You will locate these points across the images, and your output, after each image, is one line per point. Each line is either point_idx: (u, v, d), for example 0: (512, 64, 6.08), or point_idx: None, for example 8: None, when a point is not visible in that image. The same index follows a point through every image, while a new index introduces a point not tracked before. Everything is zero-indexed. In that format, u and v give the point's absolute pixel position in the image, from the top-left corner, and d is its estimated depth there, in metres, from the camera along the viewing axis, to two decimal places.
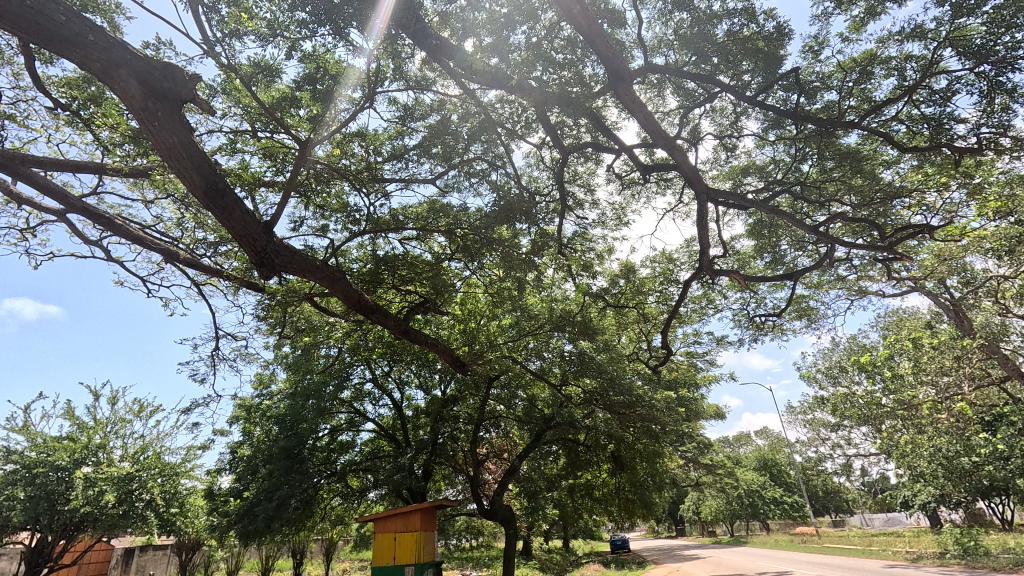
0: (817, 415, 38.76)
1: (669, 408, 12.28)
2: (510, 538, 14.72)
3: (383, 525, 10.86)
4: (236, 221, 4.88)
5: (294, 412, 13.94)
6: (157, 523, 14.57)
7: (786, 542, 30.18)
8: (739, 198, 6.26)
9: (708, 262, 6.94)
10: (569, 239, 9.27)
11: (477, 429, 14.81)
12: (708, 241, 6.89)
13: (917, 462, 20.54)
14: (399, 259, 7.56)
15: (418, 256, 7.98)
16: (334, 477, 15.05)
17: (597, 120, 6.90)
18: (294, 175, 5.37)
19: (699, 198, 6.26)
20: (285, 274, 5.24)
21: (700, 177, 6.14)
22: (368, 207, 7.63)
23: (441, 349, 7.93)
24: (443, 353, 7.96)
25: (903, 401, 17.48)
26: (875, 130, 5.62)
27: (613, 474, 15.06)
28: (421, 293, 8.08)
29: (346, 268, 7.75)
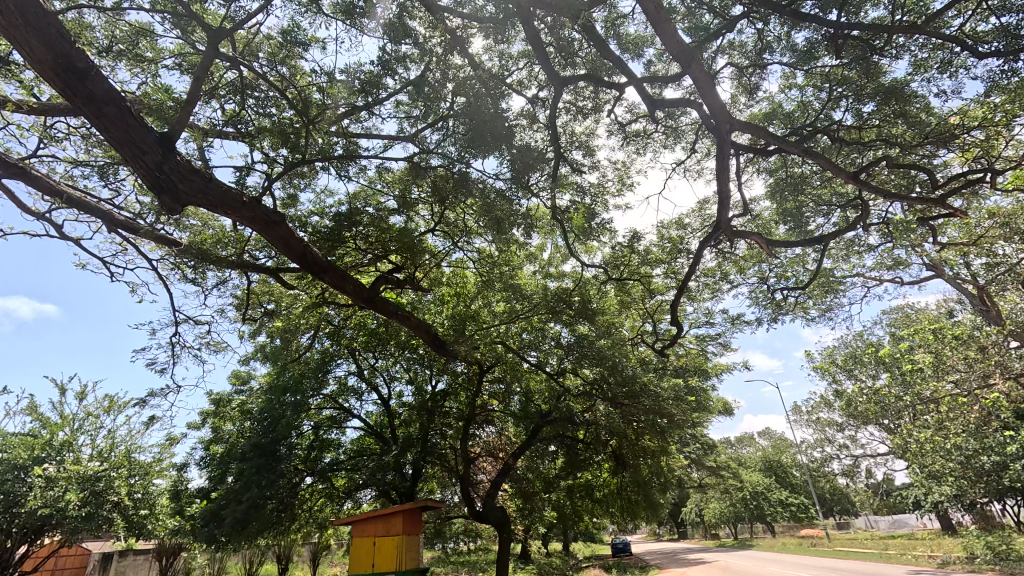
0: (825, 414, 37.79)
1: (677, 399, 11.29)
2: (504, 542, 13.72)
3: (361, 529, 9.89)
4: (115, 125, 3.93)
5: (271, 407, 12.92)
6: (125, 526, 13.55)
7: (794, 545, 29.04)
8: (768, 134, 5.05)
9: (726, 220, 5.85)
10: (565, 208, 8.30)
11: (468, 425, 13.76)
12: (727, 194, 5.77)
13: (934, 460, 19.53)
14: (366, 219, 6.61)
15: (392, 222, 7.02)
16: (314, 477, 14.02)
17: (597, 40, 5.56)
18: (193, 79, 4.42)
19: (721, 134, 5.02)
20: (188, 201, 4.36)
21: (724, 106, 4.90)
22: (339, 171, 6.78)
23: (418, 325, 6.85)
24: (420, 330, 6.88)
25: (922, 395, 16.49)
26: (943, 39, 4.56)
27: (614, 473, 14.08)
28: (396, 263, 7.14)
29: (307, 235, 6.75)
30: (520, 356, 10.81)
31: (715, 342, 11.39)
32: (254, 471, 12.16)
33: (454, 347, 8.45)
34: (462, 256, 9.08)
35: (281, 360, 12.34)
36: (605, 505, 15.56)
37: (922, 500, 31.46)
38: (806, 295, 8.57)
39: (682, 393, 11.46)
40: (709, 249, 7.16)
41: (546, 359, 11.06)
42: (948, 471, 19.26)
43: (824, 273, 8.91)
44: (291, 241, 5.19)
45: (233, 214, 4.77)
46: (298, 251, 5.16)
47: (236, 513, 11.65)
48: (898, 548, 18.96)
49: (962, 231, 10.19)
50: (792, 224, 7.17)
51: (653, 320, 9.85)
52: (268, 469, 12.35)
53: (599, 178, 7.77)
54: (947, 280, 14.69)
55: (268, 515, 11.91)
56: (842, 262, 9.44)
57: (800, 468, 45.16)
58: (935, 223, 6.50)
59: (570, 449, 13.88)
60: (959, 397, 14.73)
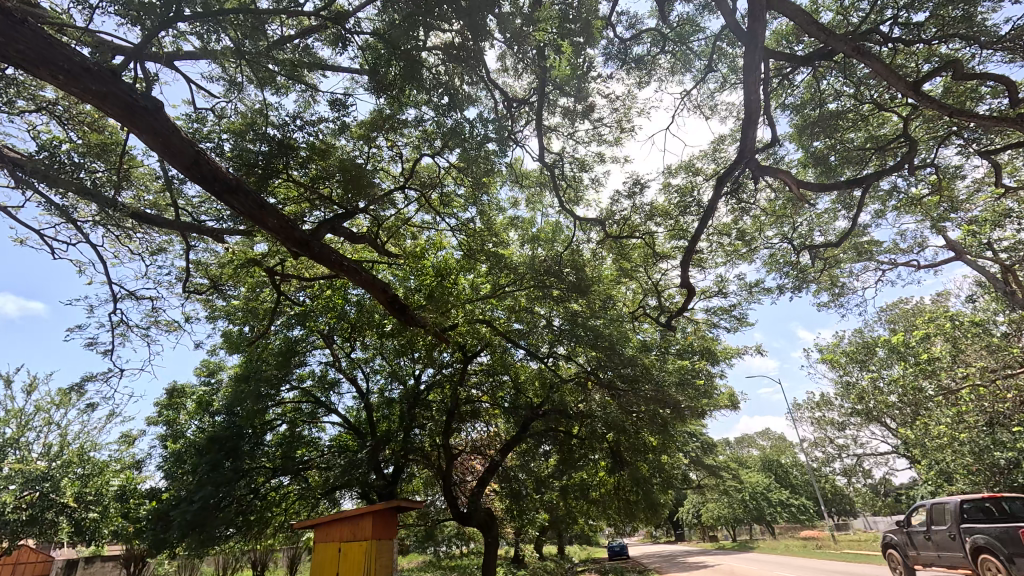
0: (825, 412, 37.02)
1: (682, 384, 10.26)
2: (490, 546, 12.52)
3: (325, 534, 8.80)
4: None
5: (234, 398, 11.72)
6: (72, 531, 12.22)
7: (798, 547, 27.99)
8: (812, 14, 4.07)
9: (752, 140, 4.76)
10: (557, 161, 7.22)
11: (451, 418, 12.58)
12: (758, 107, 4.70)
13: (947, 457, 18.54)
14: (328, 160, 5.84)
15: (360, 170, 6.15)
16: (284, 475, 12.80)
17: None
18: None
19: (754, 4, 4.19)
20: None
21: None
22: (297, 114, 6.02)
23: (366, 280, 5.38)
24: (368, 286, 5.41)
25: (938, 386, 15.57)
26: None
27: (611, 471, 13.04)
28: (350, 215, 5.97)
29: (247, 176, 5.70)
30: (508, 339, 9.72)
31: (725, 317, 10.38)
32: (214, 467, 11.02)
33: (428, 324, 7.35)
34: (443, 221, 7.99)
35: (248, 345, 11.23)
36: (602, 506, 14.49)
37: (927, 501, 30.54)
38: (831, 261, 7.53)
39: (689, 379, 10.40)
40: (724, 199, 6.08)
41: (537, 342, 10.00)
42: (962, 469, 18.29)
43: (851, 239, 7.91)
44: (154, 126, 4.07)
45: (48, 70, 3.84)
46: (160, 141, 4.03)
47: (190, 512, 10.50)
48: None
49: (996, 199, 9.23)
50: (822, 170, 6.12)
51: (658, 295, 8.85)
52: (229, 465, 11.13)
53: (596, 123, 6.75)
54: (967, 262, 13.78)
55: (227, 516, 10.75)
56: (869, 229, 8.46)
57: (800, 468, 44.19)
58: (991, 163, 5.54)
59: (564, 444, 12.98)
60: (980, 387, 13.79)
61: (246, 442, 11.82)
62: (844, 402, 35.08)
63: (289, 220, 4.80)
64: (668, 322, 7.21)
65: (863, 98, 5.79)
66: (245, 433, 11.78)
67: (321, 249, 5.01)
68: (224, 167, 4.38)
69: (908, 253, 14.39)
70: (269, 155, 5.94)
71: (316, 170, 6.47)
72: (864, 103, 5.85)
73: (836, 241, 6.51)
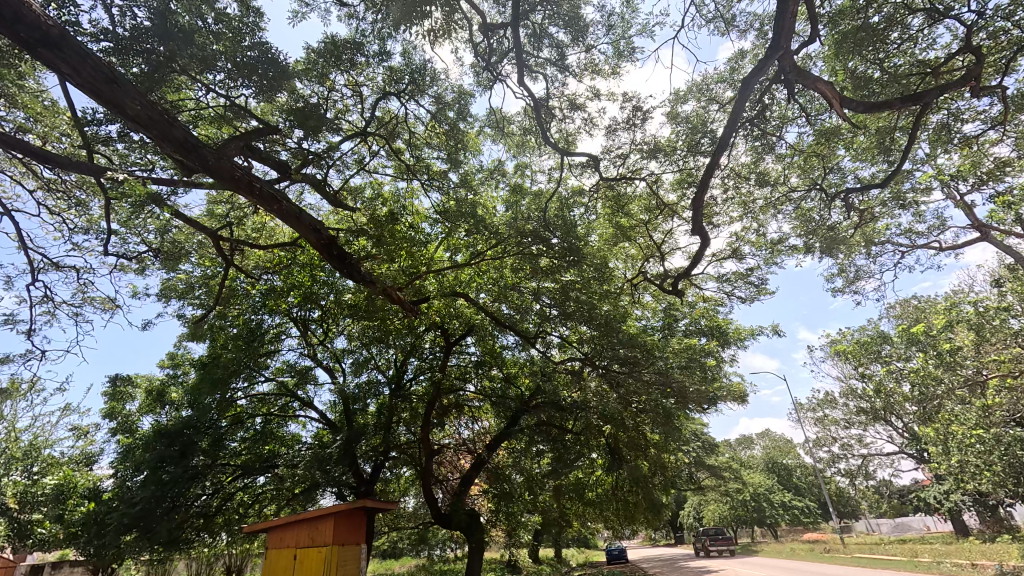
0: (829, 411, 36.06)
1: (688, 371, 9.22)
2: (475, 550, 11.39)
3: (278, 540, 7.67)
4: None
5: (192, 387, 10.62)
6: (11, 533, 11.01)
7: (804, 550, 26.93)
8: None
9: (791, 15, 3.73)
10: (546, 99, 6.20)
11: (432, 412, 11.47)
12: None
13: (967, 454, 17.55)
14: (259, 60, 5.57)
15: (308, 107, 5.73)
16: (248, 473, 11.68)
17: None
18: None
19: None
20: None
21: None
22: (236, 24, 5.50)
23: (268, 199, 4.60)
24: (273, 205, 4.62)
25: (961, 378, 14.56)
26: None
27: (609, 470, 12.04)
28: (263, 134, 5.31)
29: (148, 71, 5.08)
30: (491, 318, 8.68)
31: (742, 289, 9.35)
32: (164, 462, 9.92)
33: (392, 291, 6.36)
34: (416, 177, 6.96)
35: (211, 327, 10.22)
36: (599, 506, 13.47)
37: (937, 502, 29.59)
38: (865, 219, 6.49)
39: (698, 363, 9.42)
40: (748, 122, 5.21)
41: (525, 323, 8.96)
42: (983, 466, 17.32)
43: (884, 199, 6.89)
44: None
45: None
46: None
47: (133, 510, 9.39)
48: (930, 555, 16.49)
49: None
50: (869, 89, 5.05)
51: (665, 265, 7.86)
52: (180, 460, 9.98)
53: (591, 50, 5.78)
54: (993, 243, 12.80)
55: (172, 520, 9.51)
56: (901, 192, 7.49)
57: (804, 469, 43.16)
58: None
59: (558, 442, 11.95)
60: (1009, 376, 12.83)
61: (204, 437, 10.68)
62: (850, 400, 34.23)
63: (150, 104, 3.99)
64: (679, 286, 6.14)
65: (914, 8, 4.83)
66: (202, 427, 10.62)
67: (195, 146, 4.19)
68: (49, 19, 3.61)
69: (929, 234, 13.50)
70: (174, 54, 5.16)
71: (239, 78, 5.68)
72: (915, 14, 4.89)
73: (880, 182, 5.46)
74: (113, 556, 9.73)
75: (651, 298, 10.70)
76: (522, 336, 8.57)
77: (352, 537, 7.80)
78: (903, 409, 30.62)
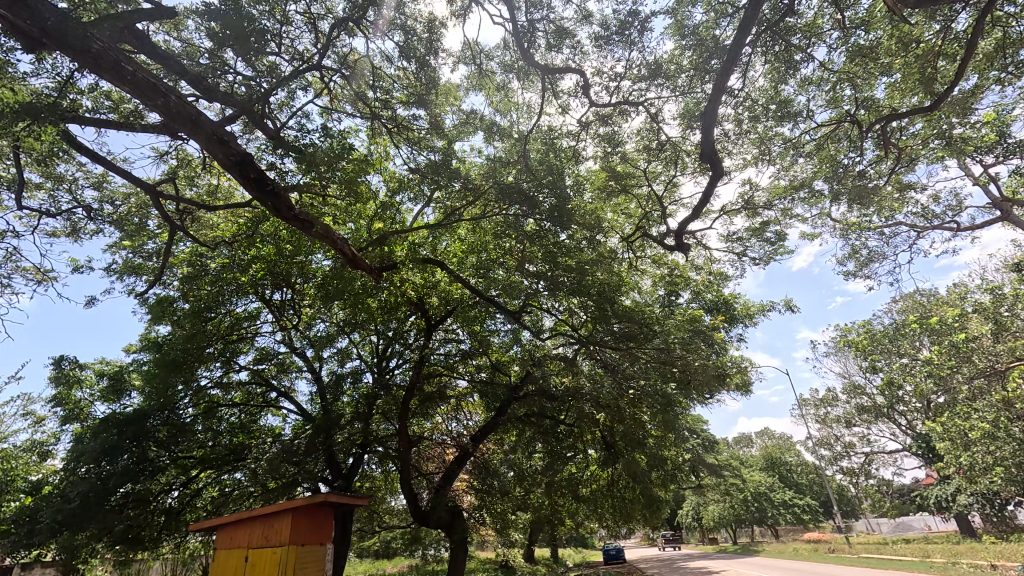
0: (832, 408, 35.29)
1: (688, 350, 8.42)
2: (456, 550, 10.56)
3: (227, 539, 6.81)
4: None
5: (146, 371, 9.75)
6: None
7: (806, 550, 26.18)
8: None
9: None
10: (530, 25, 5.43)
11: (411, 399, 10.62)
12: None
13: (980, 450, 16.80)
14: None
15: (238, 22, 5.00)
16: (213, 463, 10.88)
17: None
18: None
19: None
20: None
21: None
22: None
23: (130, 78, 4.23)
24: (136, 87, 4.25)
25: (978, 368, 13.77)
26: None
27: (604, 465, 11.23)
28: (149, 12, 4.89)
29: None
30: (473, 291, 7.89)
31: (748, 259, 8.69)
32: (109, 453, 9.10)
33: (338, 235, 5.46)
34: (384, 128, 6.21)
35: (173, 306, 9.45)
36: (593, 505, 12.71)
37: (943, 501, 28.81)
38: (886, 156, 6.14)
39: (703, 343, 8.68)
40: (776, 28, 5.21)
41: (508, 298, 8.18)
42: (997, 463, 16.54)
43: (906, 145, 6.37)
44: None
45: None
46: None
47: (69, 505, 8.58)
48: (942, 555, 15.68)
49: None
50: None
51: (666, 232, 7.12)
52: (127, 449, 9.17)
53: None
54: (1015, 222, 12.02)
55: (112, 516, 8.71)
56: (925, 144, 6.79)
57: (805, 468, 42.39)
58: None
59: (548, 433, 11.14)
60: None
61: (157, 425, 9.81)
62: (853, 397, 33.55)
63: None
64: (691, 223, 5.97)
65: None
66: (156, 415, 9.77)
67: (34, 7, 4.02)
68: None
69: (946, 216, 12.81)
70: None
71: None
72: None
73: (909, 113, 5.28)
74: (52, 551, 8.97)
75: (650, 277, 9.99)
76: (505, 310, 7.79)
77: (314, 537, 6.93)
78: (908, 406, 29.91)
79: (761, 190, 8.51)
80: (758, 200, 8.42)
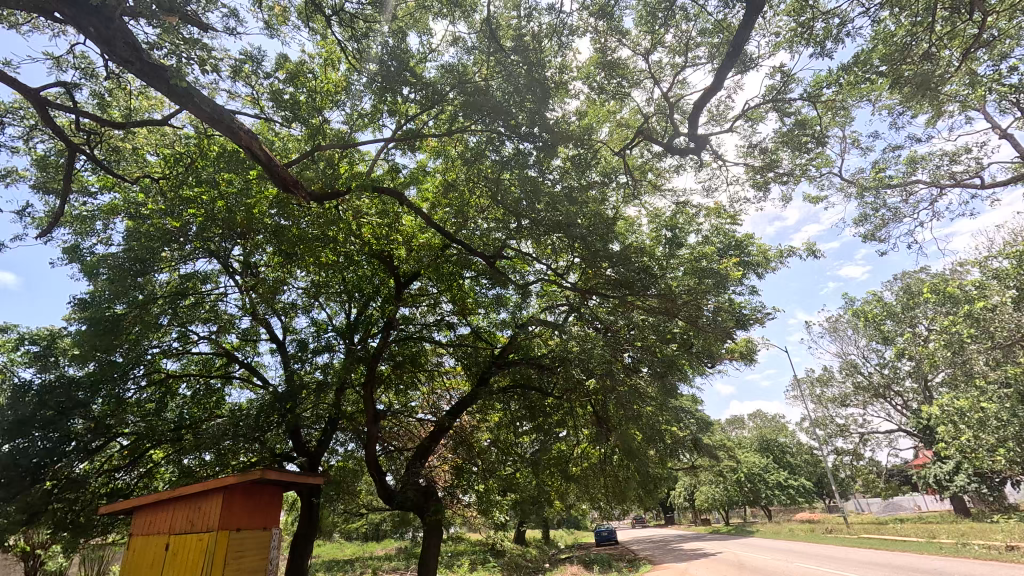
0: (828, 388, 34.73)
1: (689, 308, 7.46)
2: (431, 533, 9.68)
3: (147, 524, 5.77)
4: None
5: (76, 333, 8.61)
6: None
7: (801, 530, 25.56)
8: None
9: None
10: None
11: (382, 367, 9.65)
12: None
13: (990, 426, 16.04)
14: None
15: None
16: (161, 437, 9.84)
17: None
18: None
19: None
20: None
21: None
22: None
23: None
24: None
25: (995, 338, 12.87)
26: None
27: (596, 441, 10.37)
28: None
29: None
30: (445, 234, 6.81)
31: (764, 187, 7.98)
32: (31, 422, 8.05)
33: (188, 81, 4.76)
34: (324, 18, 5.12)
35: (111, 262, 8.35)
36: (585, 485, 11.85)
37: (940, 481, 28.31)
38: (911, 46, 6.04)
39: (708, 300, 7.74)
40: None
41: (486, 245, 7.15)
42: (1006, 439, 15.90)
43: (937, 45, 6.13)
44: None
45: None
46: None
47: None
48: (949, 535, 14.92)
49: None
50: None
51: (676, 139, 6.55)
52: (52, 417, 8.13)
53: None
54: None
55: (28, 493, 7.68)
56: (966, 46, 5.96)
57: (799, 449, 41.97)
58: None
59: (533, 407, 10.24)
60: None
61: (90, 394, 8.74)
62: (850, 376, 33.03)
63: None
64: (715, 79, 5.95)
65: None
66: (88, 383, 8.69)
67: None
68: None
69: (969, 173, 11.87)
70: None
71: None
72: None
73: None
74: None
75: (647, 229, 8.99)
76: (484, 255, 6.77)
77: (253, 522, 5.91)
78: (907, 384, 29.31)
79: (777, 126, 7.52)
80: (773, 137, 7.45)
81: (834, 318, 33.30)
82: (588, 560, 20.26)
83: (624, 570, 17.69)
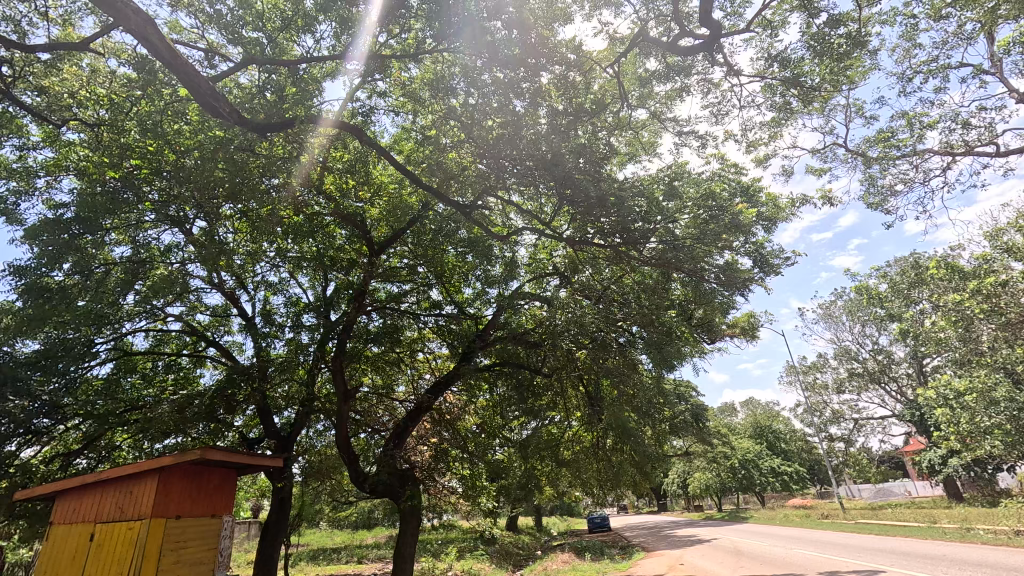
0: (824, 375, 34.35)
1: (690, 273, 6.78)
2: (409, 519, 9.12)
3: (73, 510, 5.09)
4: None
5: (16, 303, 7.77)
6: None
7: (795, 516, 25.24)
8: None
9: None
10: None
11: (352, 342, 8.91)
12: None
13: (993, 408, 15.56)
14: None
15: None
16: (118, 419, 9.06)
17: None
18: None
19: None
20: None
21: None
22: None
23: None
24: None
25: (1005, 316, 12.29)
26: None
27: (588, 422, 9.76)
28: None
29: None
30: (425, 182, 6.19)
31: (772, 110, 7.42)
32: None
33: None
34: None
35: (53, 225, 7.51)
36: (576, 469, 11.26)
37: (934, 466, 28.08)
38: None
39: (710, 261, 7.12)
40: None
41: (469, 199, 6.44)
42: (1008, 422, 15.45)
43: None
44: None
45: None
46: None
47: None
48: (950, 520, 14.51)
49: None
50: None
51: (676, 44, 5.94)
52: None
53: None
54: None
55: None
56: None
57: (793, 435, 41.74)
58: None
59: (520, 386, 9.57)
60: None
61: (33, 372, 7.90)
62: (844, 362, 32.68)
63: None
64: None
65: None
66: (30, 359, 7.85)
67: None
68: None
69: (982, 140, 11.20)
70: None
71: None
72: None
73: None
74: None
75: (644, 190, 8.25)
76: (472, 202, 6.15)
77: (197, 508, 5.28)
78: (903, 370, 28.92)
79: (790, 57, 6.73)
80: (788, 66, 6.64)
81: (829, 303, 32.87)
82: (582, 547, 19.86)
83: (616, 557, 17.20)
